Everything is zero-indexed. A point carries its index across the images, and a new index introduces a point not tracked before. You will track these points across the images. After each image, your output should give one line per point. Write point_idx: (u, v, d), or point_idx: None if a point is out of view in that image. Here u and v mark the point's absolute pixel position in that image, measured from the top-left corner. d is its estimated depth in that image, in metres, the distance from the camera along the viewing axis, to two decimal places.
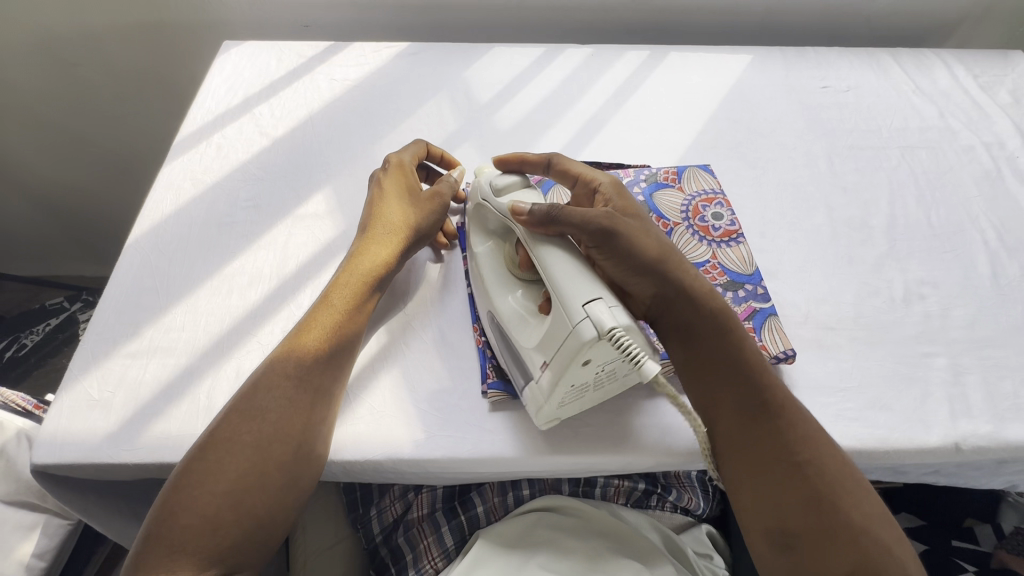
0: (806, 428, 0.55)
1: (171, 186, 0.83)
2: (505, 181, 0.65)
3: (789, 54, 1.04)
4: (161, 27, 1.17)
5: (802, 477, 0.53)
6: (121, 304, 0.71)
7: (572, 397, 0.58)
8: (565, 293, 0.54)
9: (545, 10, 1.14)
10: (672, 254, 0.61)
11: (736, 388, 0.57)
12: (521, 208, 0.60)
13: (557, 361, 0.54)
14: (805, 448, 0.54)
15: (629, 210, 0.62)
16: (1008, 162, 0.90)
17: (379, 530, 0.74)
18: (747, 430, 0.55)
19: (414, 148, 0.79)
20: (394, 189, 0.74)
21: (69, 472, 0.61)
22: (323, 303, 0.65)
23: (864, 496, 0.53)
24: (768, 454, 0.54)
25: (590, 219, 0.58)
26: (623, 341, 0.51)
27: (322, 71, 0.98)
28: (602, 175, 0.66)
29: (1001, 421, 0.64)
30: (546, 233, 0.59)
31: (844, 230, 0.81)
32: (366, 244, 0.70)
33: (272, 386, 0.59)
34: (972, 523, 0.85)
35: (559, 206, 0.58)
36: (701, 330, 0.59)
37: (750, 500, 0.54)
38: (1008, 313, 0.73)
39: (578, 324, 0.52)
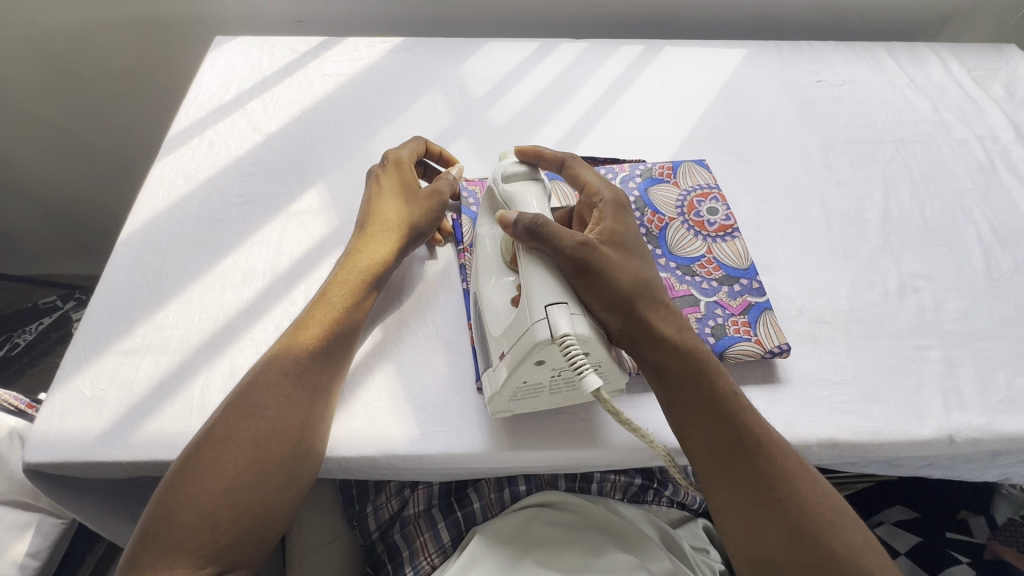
0: (787, 457, 0.55)
1: (164, 182, 0.82)
2: (514, 169, 0.65)
3: (784, 48, 1.04)
4: (152, 23, 1.16)
5: (784, 508, 0.52)
6: (114, 302, 0.70)
7: (526, 393, 0.59)
8: (531, 291, 0.54)
9: (539, 5, 1.13)
10: (652, 289, 0.59)
11: (716, 421, 0.56)
12: (509, 217, 0.58)
13: (511, 352, 0.56)
14: (786, 480, 0.53)
15: (614, 236, 0.60)
16: (1001, 155, 0.90)
17: (375, 527, 0.74)
18: (727, 461, 0.55)
19: (414, 143, 0.78)
20: (393, 186, 0.73)
21: (61, 471, 0.60)
22: (322, 299, 0.65)
23: (851, 526, 0.53)
24: (748, 484, 0.54)
25: (570, 242, 0.55)
26: (572, 350, 0.51)
27: (315, 66, 0.98)
28: (605, 189, 0.63)
29: (995, 413, 0.65)
30: (528, 244, 0.57)
31: (839, 224, 0.81)
32: (365, 241, 0.70)
33: (271, 384, 0.59)
34: (965, 516, 0.86)
35: (543, 223, 0.56)
36: (681, 364, 0.57)
37: (735, 528, 0.54)
38: (1001, 305, 0.73)
39: (536, 322, 0.53)
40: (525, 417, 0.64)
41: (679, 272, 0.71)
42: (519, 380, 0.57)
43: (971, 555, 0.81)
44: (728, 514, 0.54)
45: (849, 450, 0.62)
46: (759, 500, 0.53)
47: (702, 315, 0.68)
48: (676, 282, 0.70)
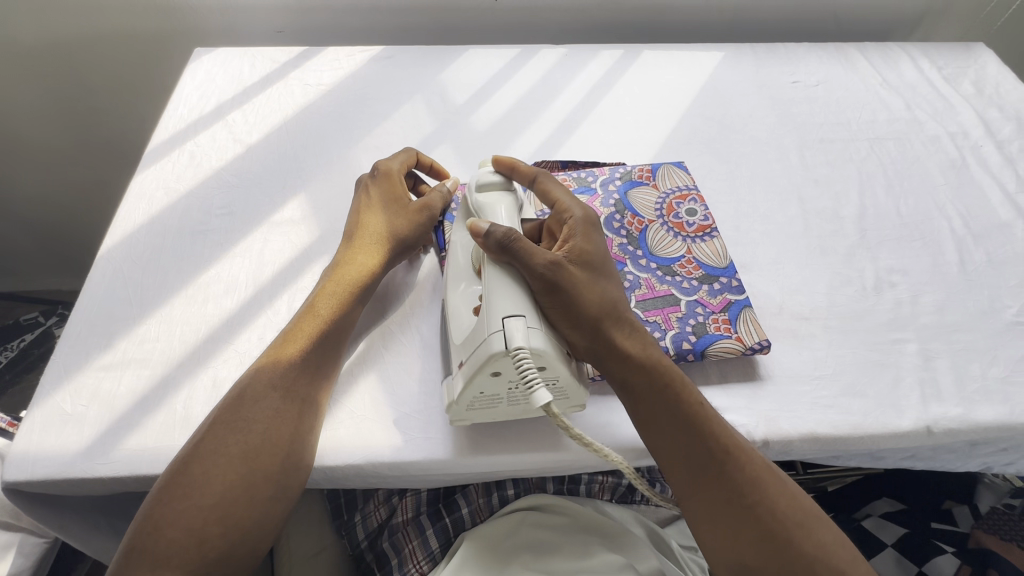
0: (754, 464, 0.55)
1: (144, 196, 0.82)
2: (487, 179, 0.65)
3: (760, 50, 1.06)
4: (131, 35, 1.16)
5: (756, 513, 0.53)
6: (94, 316, 0.70)
7: (483, 403, 0.59)
8: (492, 302, 0.55)
9: (519, 12, 1.14)
10: (617, 307, 0.60)
11: (684, 435, 0.56)
12: (480, 226, 0.58)
13: (468, 363, 0.56)
14: (755, 487, 0.54)
15: (584, 252, 0.60)
16: (972, 151, 0.92)
17: (364, 536, 0.74)
18: (694, 472, 0.55)
19: (405, 154, 0.78)
20: (383, 198, 0.74)
21: (43, 487, 0.60)
22: (310, 312, 0.65)
23: (820, 527, 0.54)
24: (720, 491, 0.54)
25: (541, 260, 0.56)
26: (523, 363, 0.51)
27: (295, 76, 0.98)
28: (575, 206, 0.64)
29: (970, 404, 0.66)
30: (498, 258, 0.57)
31: (816, 221, 0.82)
32: (355, 252, 0.70)
33: (256, 400, 0.59)
34: (950, 506, 0.88)
35: (514, 238, 0.56)
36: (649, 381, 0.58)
37: (710, 538, 0.54)
38: (974, 297, 0.75)
39: (491, 334, 0.54)
40: (509, 422, 0.65)
41: (659, 272, 0.72)
42: (476, 391, 0.57)
43: (956, 544, 0.81)
44: (702, 524, 0.55)
45: (830, 444, 0.63)
46: (731, 506, 0.54)
47: (683, 314, 0.69)
48: (657, 282, 0.71)
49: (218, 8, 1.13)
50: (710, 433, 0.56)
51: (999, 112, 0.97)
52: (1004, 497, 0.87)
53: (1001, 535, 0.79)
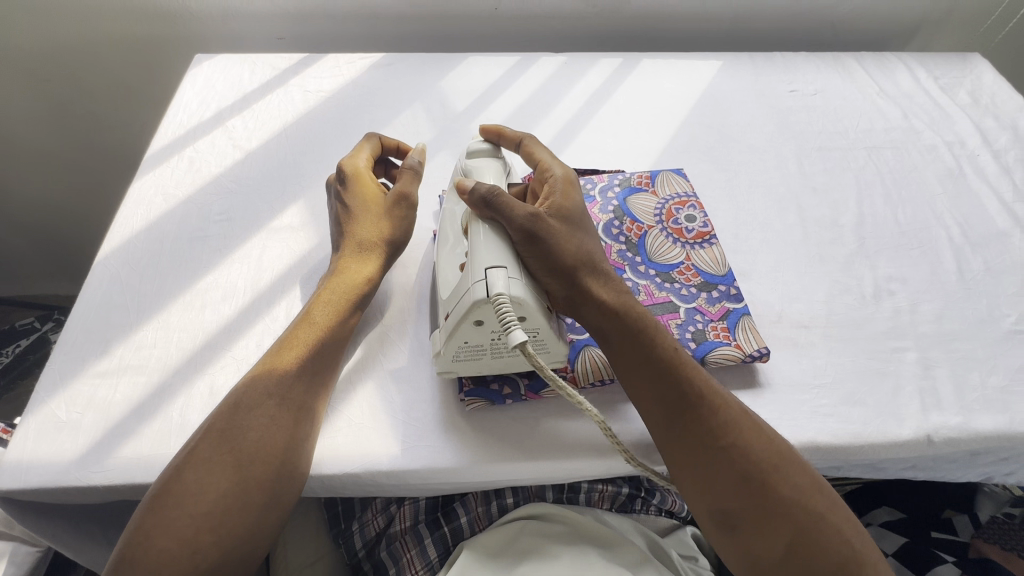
0: (730, 410, 0.55)
1: (142, 201, 0.82)
2: (478, 146, 0.69)
3: (757, 59, 1.07)
4: (131, 41, 1.16)
5: (733, 457, 0.53)
6: (90, 322, 0.69)
7: (468, 354, 0.60)
8: (475, 254, 0.57)
9: (519, 21, 1.15)
10: (593, 257, 0.60)
11: (659, 383, 0.56)
12: (465, 185, 0.61)
13: (452, 313, 0.58)
14: (731, 430, 0.54)
15: (563, 206, 0.61)
16: (969, 160, 0.92)
17: (362, 544, 0.74)
18: (670, 420, 0.55)
19: (367, 145, 0.77)
20: (358, 200, 0.72)
21: (37, 496, 0.59)
22: (305, 320, 0.65)
23: (799, 472, 0.54)
24: (696, 439, 0.54)
25: (520, 212, 0.57)
26: (503, 309, 0.52)
27: (296, 83, 0.98)
28: (559, 166, 0.66)
29: (970, 413, 0.66)
30: (481, 212, 0.59)
31: (815, 229, 0.82)
32: (344, 260, 0.70)
33: (250, 406, 0.58)
34: (950, 515, 0.87)
35: (493, 192, 0.58)
36: (623, 330, 0.58)
37: (689, 483, 0.54)
38: (973, 306, 0.75)
39: (475, 283, 0.55)
40: (508, 429, 0.64)
41: (658, 279, 0.72)
42: (461, 341, 0.58)
43: (956, 554, 0.82)
44: (681, 471, 0.55)
45: (831, 452, 0.63)
46: (707, 451, 0.54)
47: (682, 321, 0.69)
48: (655, 288, 0.71)
49: (219, 15, 1.13)
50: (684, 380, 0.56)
51: (995, 122, 0.98)
52: (1003, 505, 0.87)
53: (1003, 545, 0.82)
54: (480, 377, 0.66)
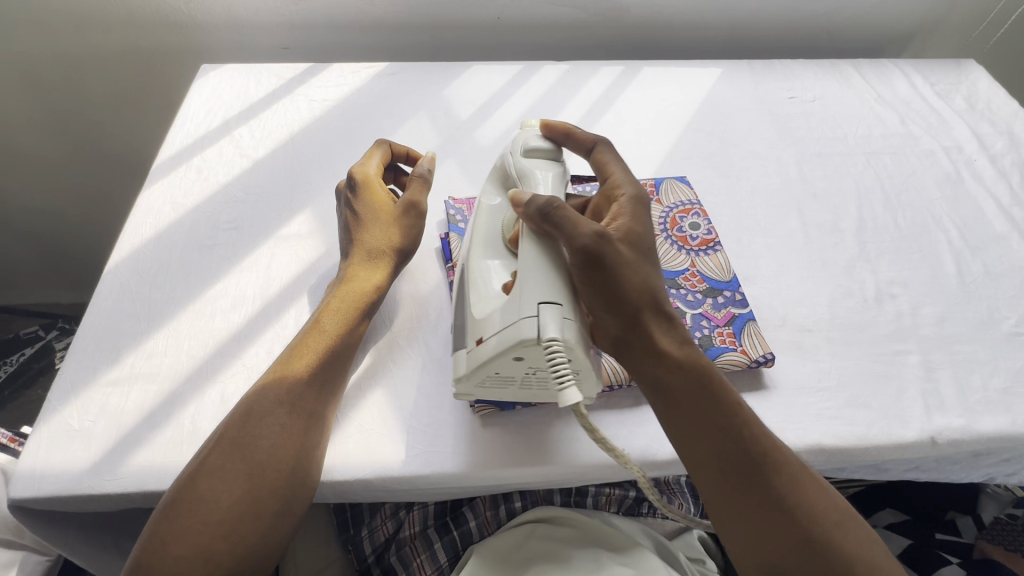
0: (788, 465, 0.55)
1: (151, 211, 0.82)
2: (537, 145, 0.68)
3: (757, 67, 1.08)
4: (137, 52, 1.17)
5: (791, 515, 0.53)
6: (101, 331, 0.70)
7: (493, 383, 0.59)
8: (527, 285, 0.54)
9: (521, 30, 1.17)
10: (659, 292, 0.58)
11: (714, 425, 0.55)
12: (522, 197, 0.60)
13: (490, 341, 0.55)
14: (791, 489, 0.54)
15: (630, 232, 0.59)
16: (966, 165, 0.94)
17: (371, 550, 0.73)
18: (721, 462, 0.54)
19: (378, 153, 0.78)
20: (368, 208, 0.73)
21: (50, 504, 0.59)
22: (315, 328, 0.65)
23: (848, 520, 0.55)
24: (754, 498, 0.54)
25: (588, 232, 0.54)
26: (555, 357, 0.50)
27: (301, 92, 0.99)
28: (629, 184, 0.62)
29: (973, 415, 0.67)
30: (538, 227, 0.58)
31: (816, 234, 0.83)
32: (353, 267, 0.71)
33: (262, 413, 0.59)
34: (954, 517, 0.89)
35: (558, 208, 0.56)
36: (680, 369, 0.57)
37: (742, 541, 0.54)
38: (973, 309, 0.76)
39: (523, 319, 0.53)
40: (517, 434, 0.65)
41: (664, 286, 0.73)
42: (492, 371, 0.57)
43: (961, 556, 0.83)
44: (733, 529, 0.54)
45: (836, 455, 0.64)
46: (766, 511, 0.53)
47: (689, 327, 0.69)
48: None
49: (223, 26, 1.14)
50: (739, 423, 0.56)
51: (991, 127, 0.99)
52: (1006, 507, 0.87)
53: (1006, 545, 0.82)
54: None
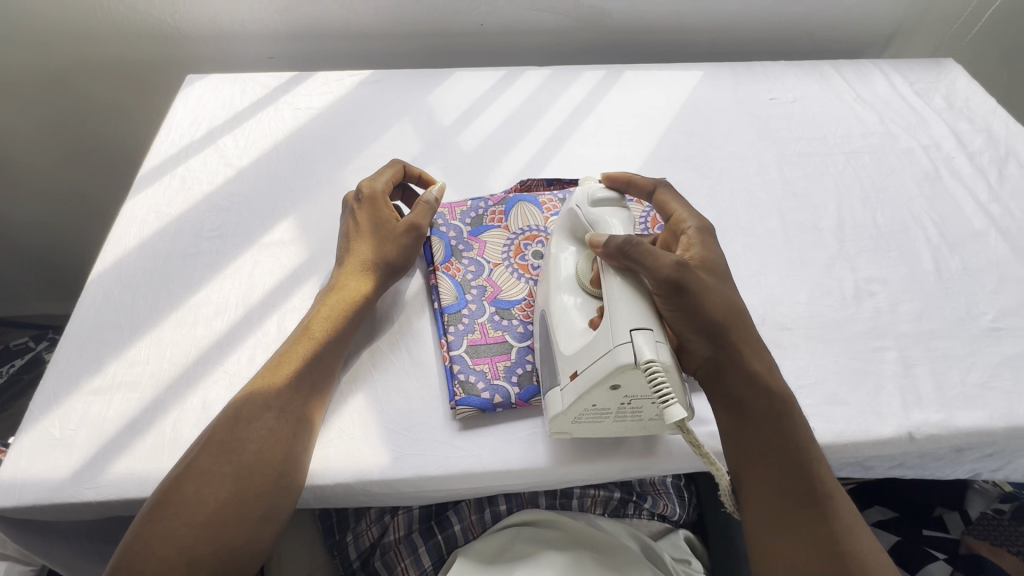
0: (845, 509, 0.57)
1: (135, 220, 0.83)
2: (604, 195, 0.66)
3: (738, 69, 1.09)
4: (123, 63, 1.18)
5: (841, 556, 0.54)
6: (84, 340, 0.70)
7: (590, 417, 0.59)
8: (617, 314, 0.55)
9: (504, 36, 1.18)
10: (739, 321, 0.62)
11: (785, 453, 0.58)
12: (599, 239, 0.61)
13: (584, 374, 0.56)
14: (846, 532, 0.56)
15: (706, 263, 0.63)
16: (945, 163, 0.95)
17: (356, 555, 0.73)
18: (779, 479, 0.58)
19: (390, 171, 0.78)
20: (370, 222, 0.74)
21: (32, 512, 0.60)
22: (305, 335, 0.66)
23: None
24: (808, 530, 0.56)
25: (670, 264, 0.58)
26: (657, 379, 0.51)
27: (286, 101, 1.00)
28: (693, 217, 0.68)
29: (950, 410, 0.67)
30: (618, 264, 0.59)
31: (796, 233, 0.84)
32: (345, 277, 0.71)
33: (251, 418, 0.60)
34: (942, 513, 0.88)
35: (637, 244, 0.58)
36: (761, 394, 0.60)
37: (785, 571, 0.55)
38: (951, 305, 0.77)
39: (618, 346, 0.54)
40: (498, 437, 0.65)
41: None
42: (588, 404, 0.57)
43: (949, 552, 0.83)
44: (780, 558, 0.56)
45: None
46: (819, 545, 0.55)
47: None
48: None
49: (209, 37, 1.15)
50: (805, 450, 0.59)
51: (969, 124, 1.00)
52: (993, 502, 0.86)
53: (992, 540, 0.81)
54: (471, 386, 0.66)
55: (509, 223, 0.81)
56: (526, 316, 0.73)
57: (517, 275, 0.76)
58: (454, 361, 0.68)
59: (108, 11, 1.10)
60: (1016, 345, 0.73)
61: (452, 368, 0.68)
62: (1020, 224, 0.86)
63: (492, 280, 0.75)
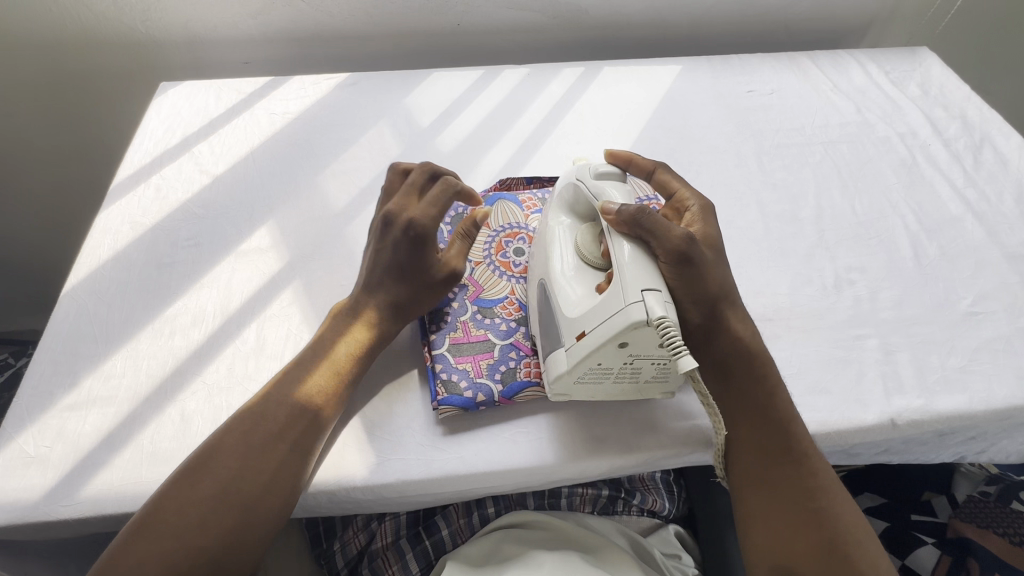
0: (825, 474, 0.57)
1: (109, 230, 0.82)
2: (606, 169, 0.65)
3: (715, 62, 1.09)
4: (93, 73, 1.16)
5: (819, 520, 0.55)
6: (57, 356, 0.69)
7: (591, 377, 0.59)
8: (627, 275, 0.55)
9: (483, 35, 1.17)
10: (732, 293, 0.63)
11: (767, 414, 0.59)
12: (610, 206, 0.59)
13: (594, 333, 0.55)
14: (824, 495, 0.56)
15: (707, 239, 0.64)
16: (921, 150, 0.95)
17: (343, 564, 0.74)
18: (761, 438, 0.58)
19: (442, 190, 0.68)
20: (407, 252, 0.67)
21: (7, 532, 0.59)
22: (325, 362, 0.63)
23: (872, 545, 0.55)
24: (787, 493, 0.56)
25: (677, 233, 0.58)
26: (669, 333, 0.52)
27: (261, 106, 0.98)
28: (695, 196, 0.68)
29: (931, 394, 0.68)
30: (629, 232, 0.57)
31: (775, 224, 0.85)
32: (366, 303, 0.67)
33: (248, 428, 0.58)
34: (929, 497, 0.89)
35: (649, 211, 0.57)
36: (748, 363, 0.61)
37: (763, 534, 0.56)
38: (929, 290, 0.78)
39: (630, 304, 0.53)
40: (481, 439, 0.65)
41: None
42: (595, 362, 0.57)
43: (936, 536, 0.83)
44: (759, 521, 0.56)
45: None
46: (796, 507, 0.55)
47: None
48: None
49: (185, 44, 1.14)
50: (787, 414, 0.60)
51: (945, 112, 1.01)
52: (979, 484, 0.88)
53: (977, 521, 0.81)
54: (454, 384, 0.66)
55: (490, 221, 0.80)
56: (510, 315, 0.72)
57: (499, 273, 0.75)
58: (436, 361, 0.68)
59: (77, 20, 1.08)
60: (994, 328, 0.74)
61: (434, 368, 0.67)
62: (996, 209, 0.87)
63: (475, 279, 0.75)
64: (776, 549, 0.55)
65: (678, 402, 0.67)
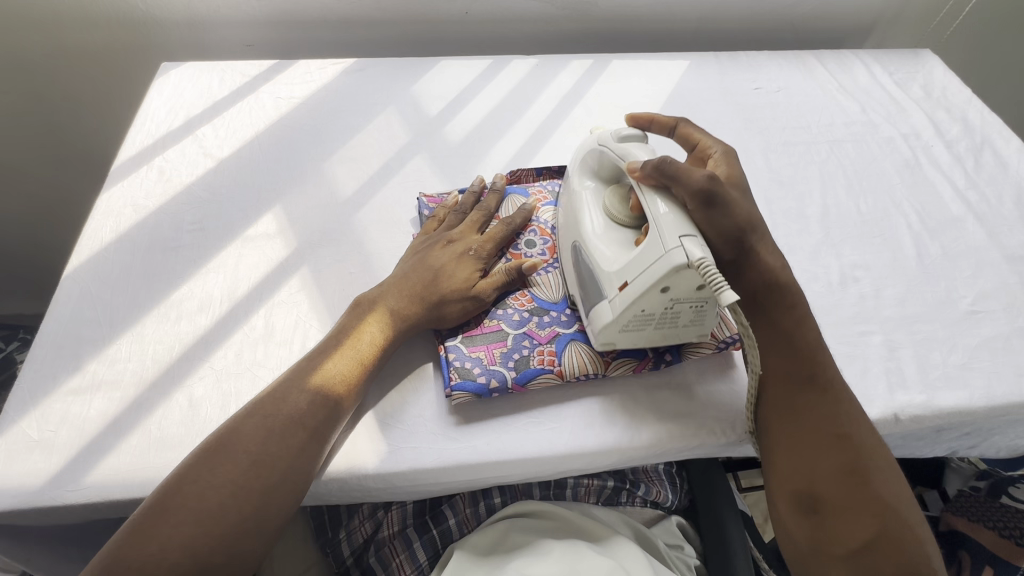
0: (850, 407, 0.58)
1: (111, 212, 0.80)
2: (627, 133, 0.66)
3: (723, 58, 1.09)
4: (91, 52, 1.13)
5: (843, 449, 0.55)
6: (60, 339, 0.68)
7: (635, 325, 0.61)
8: (661, 226, 0.56)
9: (491, 24, 1.16)
10: (762, 223, 0.63)
11: (794, 348, 0.60)
12: (635, 164, 0.61)
13: (635, 282, 0.57)
14: (850, 424, 0.57)
15: (731, 180, 0.65)
16: (924, 151, 0.97)
17: (349, 552, 0.73)
18: (788, 370, 0.59)
19: (502, 225, 0.74)
20: (450, 263, 0.70)
21: (11, 517, 0.58)
22: (349, 349, 0.64)
23: (894, 477, 0.55)
24: (812, 421, 0.57)
25: (701, 176, 0.58)
26: (711, 272, 0.53)
27: (266, 90, 0.97)
28: (717, 144, 0.70)
29: (933, 390, 0.69)
30: (656, 184, 0.59)
31: (781, 220, 0.85)
32: (394, 295, 0.68)
33: (270, 411, 0.58)
34: (922, 492, 0.93)
35: (672, 160, 0.58)
36: (780, 331, 0.61)
37: (786, 461, 0.57)
38: (932, 289, 0.79)
39: (670, 250, 0.54)
40: (492, 428, 0.65)
41: None
42: (636, 310, 0.59)
43: None
44: (783, 450, 0.57)
45: None
46: (823, 436, 0.56)
47: None
48: None
49: (186, 25, 1.11)
50: (814, 347, 0.60)
51: (947, 114, 1.03)
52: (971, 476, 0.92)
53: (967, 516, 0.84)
54: (467, 371, 0.66)
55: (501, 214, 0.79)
56: (523, 306, 0.71)
57: None
58: (450, 350, 0.68)
59: None
60: (993, 327, 0.75)
61: (447, 356, 0.67)
62: (996, 210, 0.89)
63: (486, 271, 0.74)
64: (801, 475, 0.55)
65: (687, 394, 0.68)
